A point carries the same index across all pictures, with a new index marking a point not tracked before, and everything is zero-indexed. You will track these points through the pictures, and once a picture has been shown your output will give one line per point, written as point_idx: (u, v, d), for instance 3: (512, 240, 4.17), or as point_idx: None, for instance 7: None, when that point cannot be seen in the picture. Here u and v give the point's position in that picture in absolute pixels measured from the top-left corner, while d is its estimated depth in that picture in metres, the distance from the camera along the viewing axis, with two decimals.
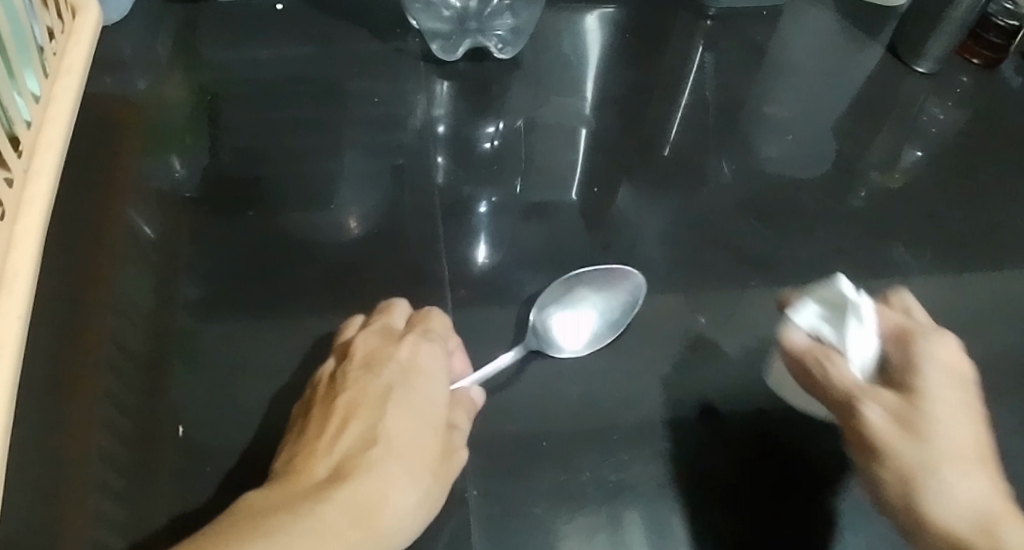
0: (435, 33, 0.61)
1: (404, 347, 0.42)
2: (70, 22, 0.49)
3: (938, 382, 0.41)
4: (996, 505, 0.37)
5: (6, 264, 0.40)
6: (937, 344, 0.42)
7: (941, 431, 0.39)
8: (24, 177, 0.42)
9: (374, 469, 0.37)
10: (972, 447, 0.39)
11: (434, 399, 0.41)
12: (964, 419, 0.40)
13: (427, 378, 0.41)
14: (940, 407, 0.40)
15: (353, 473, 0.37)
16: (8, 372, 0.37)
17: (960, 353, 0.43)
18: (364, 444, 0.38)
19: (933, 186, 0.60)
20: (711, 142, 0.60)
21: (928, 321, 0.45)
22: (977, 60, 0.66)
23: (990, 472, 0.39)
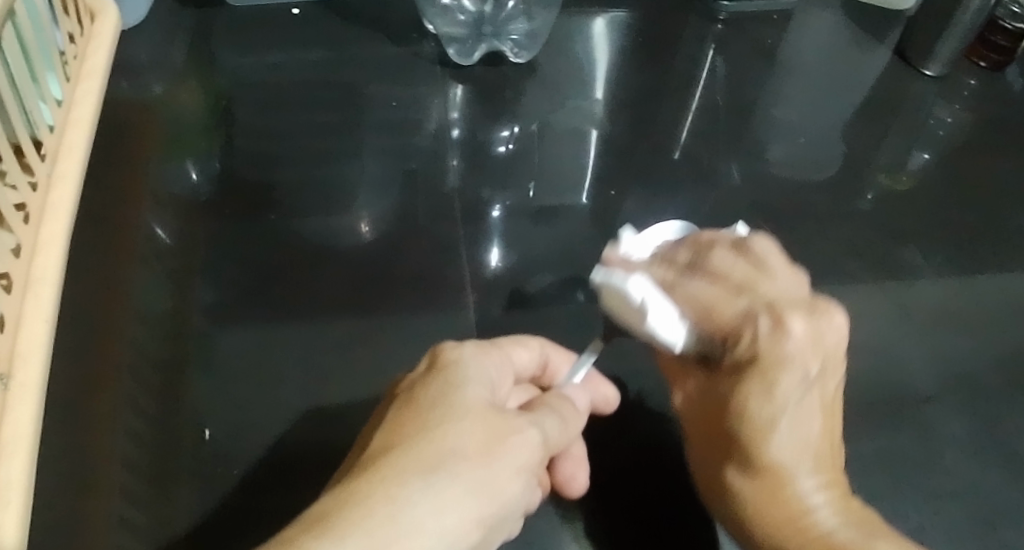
0: (451, 37, 0.62)
1: (476, 344, 0.38)
2: (90, 26, 0.49)
3: (773, 390, 0.39)
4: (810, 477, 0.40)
5: (33, 266, 0.40)
6: (789, 344, 0.39)
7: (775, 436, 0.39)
8: (48, 180, 0.43)
9: (387, 506, 0.30)
10: (802, 446, 0.40)
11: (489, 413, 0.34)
12: (799, 418, 0.39)
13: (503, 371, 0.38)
14: (784, 419, 0.39)
15: (357, 506, 0.30)
16: (36, 375, 0.38)
17: (836, 333, 0.41)
18: (376, 469, 0.31)
19: (942, 188, 0.61)
20: (723, 145, 0.60)
21: (792, 285, 0.42)
22: (984, 63, 0.67)
23: (823, 460, 0.40)
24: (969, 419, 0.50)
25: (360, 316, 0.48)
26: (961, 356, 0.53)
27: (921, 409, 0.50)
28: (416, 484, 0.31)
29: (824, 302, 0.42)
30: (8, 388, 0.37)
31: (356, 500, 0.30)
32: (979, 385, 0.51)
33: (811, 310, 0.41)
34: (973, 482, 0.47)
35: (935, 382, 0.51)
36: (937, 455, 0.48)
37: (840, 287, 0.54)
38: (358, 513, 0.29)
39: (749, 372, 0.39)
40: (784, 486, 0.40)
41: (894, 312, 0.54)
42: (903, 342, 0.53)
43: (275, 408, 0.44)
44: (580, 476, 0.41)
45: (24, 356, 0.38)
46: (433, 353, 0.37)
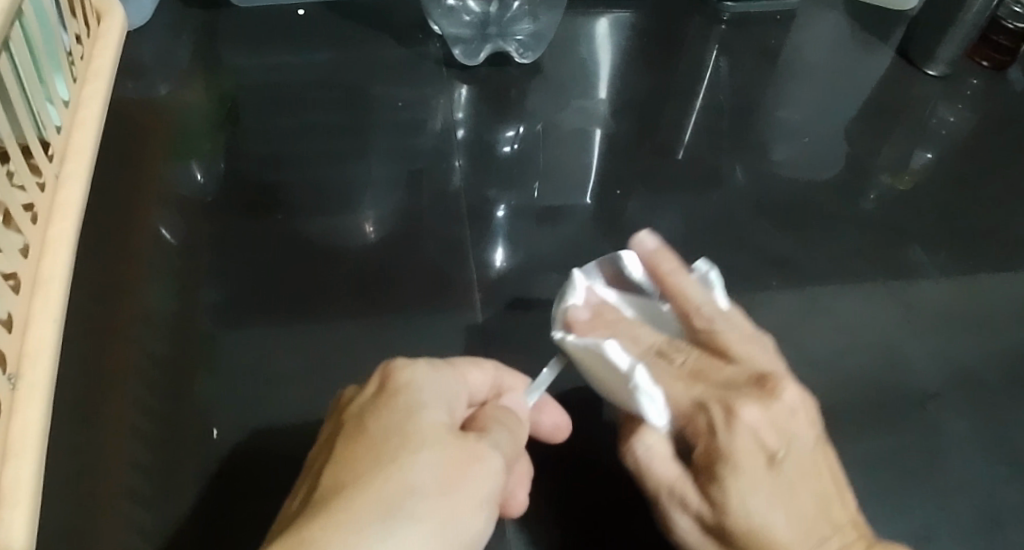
0: (457, 38, 0.62)
1: (431, 365, 0.36)
2: (96, 27, 0.50)
3: (745, 476, 0.37)
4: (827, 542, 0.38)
5: (41, 266, 0.40)
6: (740, 435, 0.38)
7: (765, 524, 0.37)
8: (55, 180, 0.43)
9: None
10: (791, 528, 0.37)
11: (443, 445, 0.32)
12: (777, 502, 0.37)
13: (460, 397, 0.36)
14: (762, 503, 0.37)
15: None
16: (45, 373, 0.38)
17: (794, 405, 0.40)
18: (328, 513, 0.29)
19: (945, 187, 0.61)
20: (727, 145, 0.61)
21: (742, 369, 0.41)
22: (986, 63, 0.67)
23: (825, 528, 0.38)
24: (973, 417, 0.50)
25: (366, 315, 0.48)
26: (964, 354, 0.53)
27: (926, 408, 0.50)
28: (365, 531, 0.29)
29: (777, 374, 0.40)
30: (17, 388, 0.37)
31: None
32: (983, 383, 0.51)
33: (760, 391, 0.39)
34: (977, 480, 0.47)
35: (939, 381, 0.51)
36: (942, 452, 0.48)
37: (844, 286, 0.54)
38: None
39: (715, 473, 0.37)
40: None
41: (899, 311, 0.54)
42: (907, 340, 0.53)
43: (281, 408, 0.44)
44: (519, 494, 0.39)
45: (33, 355, 0.38)
46: (385, 374, 0.36)
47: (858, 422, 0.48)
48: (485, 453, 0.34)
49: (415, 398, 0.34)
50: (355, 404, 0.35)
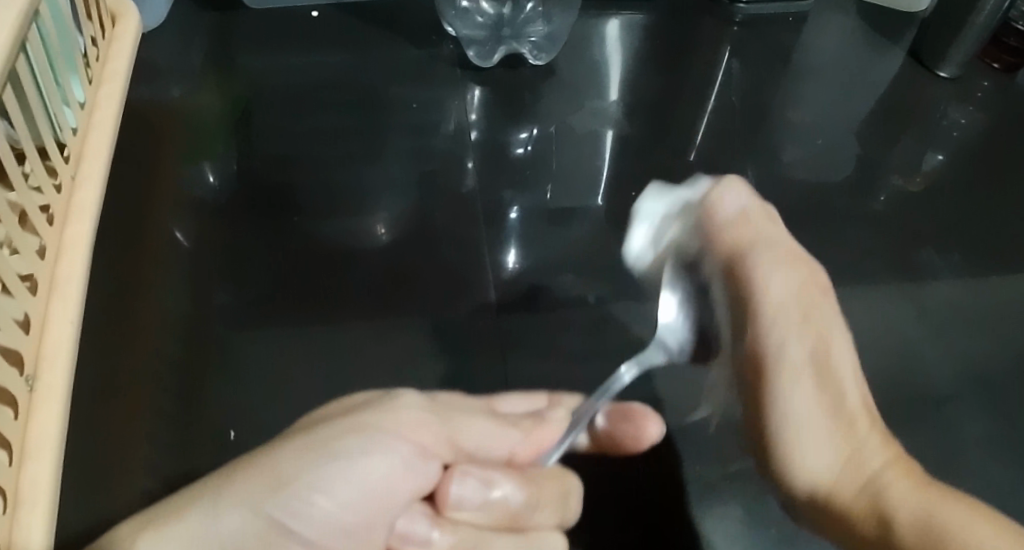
0: (471, 39, 0.62)
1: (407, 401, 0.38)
2: (111, 29, 0.50)
3: (778, 273, 0.48)
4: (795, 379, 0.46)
5: (58, 268, 0.40)
6: (786, 278, 0.48)
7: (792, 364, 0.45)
8: (72, 182, 0.43)
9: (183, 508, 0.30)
10: (813, 381, 0.45)
11: (344, 416, 0.36)
12: (812, 343, 0.47)
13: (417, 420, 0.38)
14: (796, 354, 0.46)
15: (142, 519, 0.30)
16: (62, 373, 0.38)
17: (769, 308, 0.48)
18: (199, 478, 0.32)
19: (957, 188, 0.61)
20: (739, 146, 0.61)
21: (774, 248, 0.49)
22: (997, 65, 0.66)
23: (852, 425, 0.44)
24: (989, 416, 0.50)
25: (382, 316, 0.48)
26: (980, 355, 0.53)
27: (943, 405, 0.50)
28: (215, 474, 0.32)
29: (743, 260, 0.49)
30: (35, 389, 0.37)
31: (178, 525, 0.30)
32: (999, 382, 0.52)
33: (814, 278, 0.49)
34: (995, 478, 0.48)
35: (955, 379, 0.51)
36: (960, 451, 0.48)
37: (859, 288, 0.54)
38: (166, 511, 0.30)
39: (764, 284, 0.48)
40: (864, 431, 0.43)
41: (913, 312, 0.54)
42: (922, 341, 0.53)
43: (296, 408, 0.44)
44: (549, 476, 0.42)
45: (50, 358, 0.38)
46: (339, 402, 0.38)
47: None
48: (389, 411, 0.37)
49: (324, 405, 0.38)
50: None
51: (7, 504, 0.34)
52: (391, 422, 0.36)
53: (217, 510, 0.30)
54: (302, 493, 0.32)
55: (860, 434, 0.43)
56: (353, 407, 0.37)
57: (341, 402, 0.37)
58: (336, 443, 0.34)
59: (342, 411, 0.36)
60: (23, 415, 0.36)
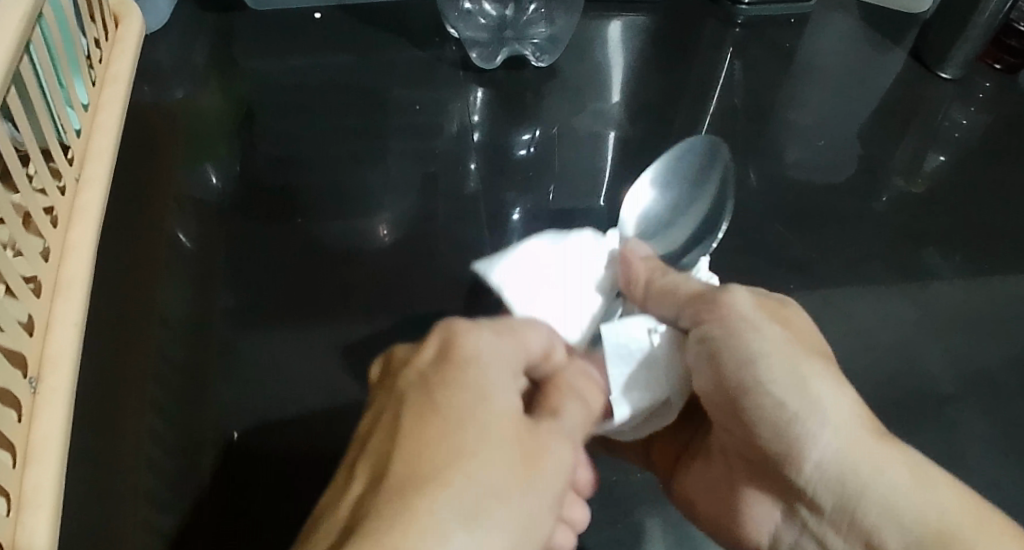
0: (473, 41, 0.62)
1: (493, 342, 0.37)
2: (114, 31, 0.50)
3: (761, 349, 0.40)
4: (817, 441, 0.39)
5: (62, 270, 0.41)
6: (773, 353, 0.40)
7: (826, 437, 0.38)
8: (76, 184, 0.43)
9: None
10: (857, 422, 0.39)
11: (508, 450, 0.34)
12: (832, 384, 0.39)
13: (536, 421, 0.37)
14: (825, 420, 0.38)
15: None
16: (65, 375, 0.38)
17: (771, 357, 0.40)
18: (373, 535, 0.29)
19: (960, 189, 0.61)
20: (741, 147, 0.61)
21: (730, 328, 0.40)
22: (999, 66, 0.67)
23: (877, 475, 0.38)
24: (993, 415, 0.50)
25: (386, 318, 0.48)
26: (983, 354, 0.53)
27: (948, 405, 0.50)
28: (389, 532, 0.30)
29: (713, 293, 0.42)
30: (38, 391, 0.37)
31: None
32: (1003, 381, 0.52)
33: (767, 308, 0.42)
34: (998, 477, 0.48)
35: (959, 379, 0.52)
36: (964, 451, 0.48)
37: (862, 289, 0.55)
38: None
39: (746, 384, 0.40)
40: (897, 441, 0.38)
41: (915, 313, 0.54)
42: (925, 342, 0.53)
43: (299, 409, 0.44)
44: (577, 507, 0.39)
45: (54, 360, 0.38)
46: (445, 338, 0.37)
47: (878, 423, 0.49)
48: (557, 457, 0.36)
49: (475, 413, 0.34)
50: (411, 371, 0.36)
51: (11, 505, 0.34)
52: (556, 464, 0.35)
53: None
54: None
55: (901, 446, 0.38)
56: (515, 435, 0.35)
57: (490, 410, 0.34)
58: (494, 500, 0.32)
59: (497, 434, 0.34)
60: (27, 416, 0.36)
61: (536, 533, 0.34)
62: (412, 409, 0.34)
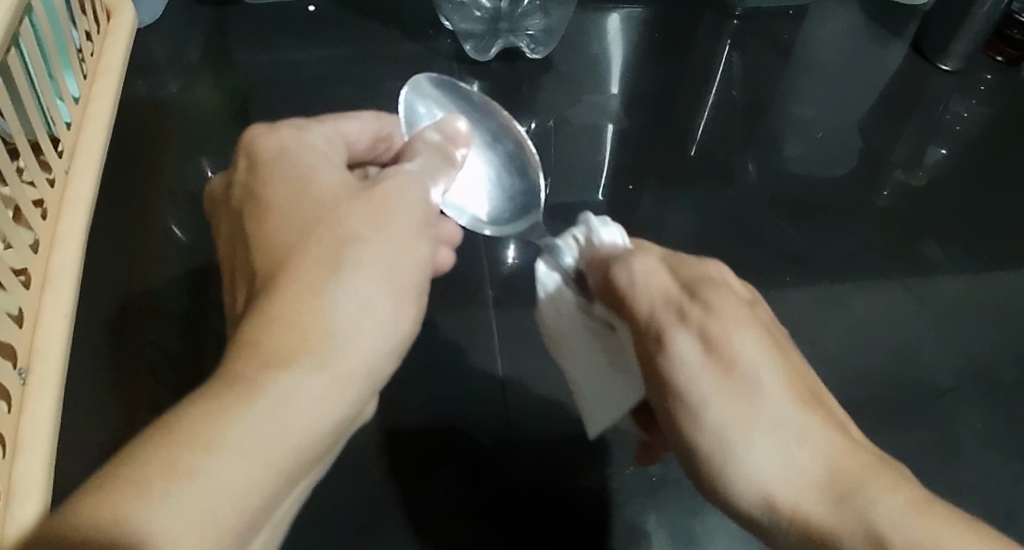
0: (468, 33, 0.62)
1: (289, 128, 0.37)
2: (106, 24, 0.50)
3: (750, 374, 0.33)
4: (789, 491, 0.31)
5: (52, 261, 0.41)
6: (755, 373, 0.33)
7: (797, 465, 0.31)
8: (66, 176, 0.43)
9: (249, 397, 0.27)
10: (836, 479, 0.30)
11: (363, 214, 0.33)
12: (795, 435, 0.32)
13: (390, 211, 0.34)
14: (804, 449, 0.31)
15: (205, 431, 0.26)
16: (54, 368, 0.38)
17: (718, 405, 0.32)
18: (252, 351, 0.29)
19: (960, 181, 0.60)
20: (740, 140, 0.60)
21: (728, 337, 0.33)
22: (1000, 58, 0.66)
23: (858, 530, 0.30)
24: (993, 409, 0.50)
25: None
26: (984, 348, 0.52)
27: (946, 398, 0.50)
28: (262, 363, 0.29)
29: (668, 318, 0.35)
30: (28, 383, 0.37)
31: (210, 428, 0.26)
32: (1003, 374, 0.51)
33: (766, 331, 0.35)
34: (998, 471, 0.47)
35: (958, 373, 0.51)
36: (963, 445, 0.48)
37: (860, 281, 0.54)
38: (222, 427, 0.26)
39: (709, 397, 0.33)
40: (891, 471, 0.31)
41: (915, 307, 0.54)
42: (924, 335, 0.52)
43: None
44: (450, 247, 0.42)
45: (44, 352, 0.38)
46: (247, 146, 0.36)
47: (876, 416, 0.48)
48: (404, 199, 0.35)
49: (312, 184, 0.34)
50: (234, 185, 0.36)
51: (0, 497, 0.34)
52: (399, 213, 0.34)
53: (294, 396, 0.28)
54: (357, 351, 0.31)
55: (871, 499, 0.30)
56: (360, 196, 0.34)
57: (320, 187, 0.34)
58: (365, 281, 0.32)
59: (344, 198, 0.34)
60: (16, 408, 0.36)
61: (416, 284, 0.34)
62: (255, 208, 0.34)
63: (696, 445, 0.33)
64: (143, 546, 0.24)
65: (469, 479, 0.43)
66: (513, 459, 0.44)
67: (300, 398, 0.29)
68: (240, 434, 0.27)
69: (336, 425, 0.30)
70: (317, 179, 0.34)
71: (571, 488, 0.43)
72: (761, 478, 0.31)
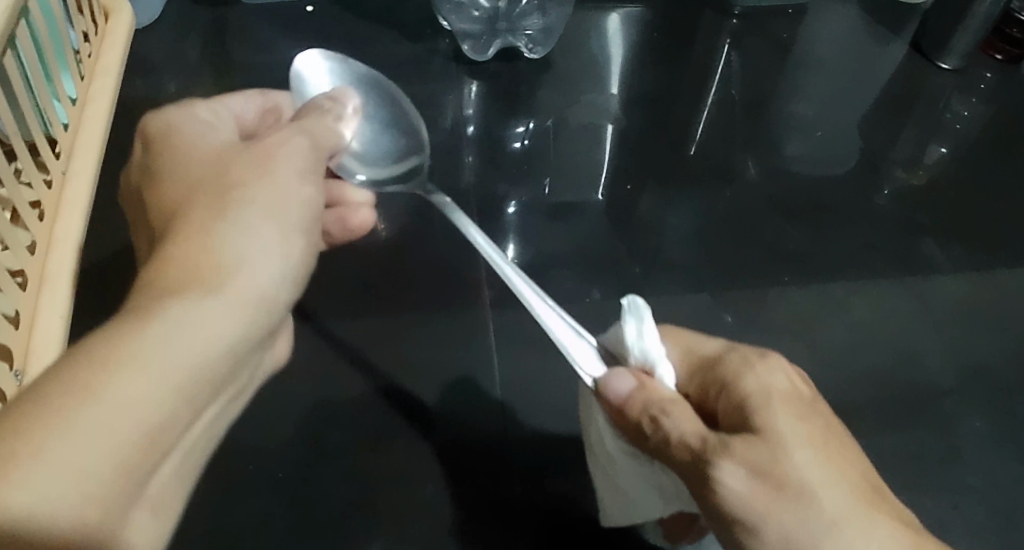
0: (466, 34, 0.62)
1: (179, 108, 0.40)
2: (104, 25, 0.50)
3: (785, 419, 0.31)
4: (859, 527, 0.29)
5: (48, 263, 0.41)
6: (784, 417, 0.31)
7: (821, 503, 0.29)
8: (63, 178, 0.43)
9: (146, 318, 0.30)
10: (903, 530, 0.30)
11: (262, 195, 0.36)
12: (859, 484, 0.30)
13: (280, 160, 0.37)
14: (806, 461, 0.30)
15: (106, 352, 0.28)
16: (51, 368, 0.38)
17: (800, 453, 0.30)
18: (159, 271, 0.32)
19: (960, 180, 0.60)
20: (739, 139, 0.60)
21: (763, 383, 0.33)
22: (1000, 56, 0.65)
23: None
24: (994, 408, 0.49)
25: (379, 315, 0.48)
26: (984, 347, 0.52)
27: (946, 399, 0.50)
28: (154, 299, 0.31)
29: (735, 375, 0.34)
30: (25, 384, 0.37)
31: (113, 354, 0.28)
32: (1002, 374, 0.51)
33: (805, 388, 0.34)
34: (999, 471, 0.47)
35: (957, 373, 0.51)
36: (962, 445, 0.48)
37: (859, 280, 0.54)
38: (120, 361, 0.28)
39: (733, 438, 0.31)
40: (902, 533, 0.30)
41: (915, 306, 0.54)
42: (925, 335, 0.52)
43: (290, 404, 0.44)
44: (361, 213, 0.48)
45: (40, 353, 0.38)
46: (144, 128, 0.40)
47: (876, 416, 0.48)
48: (291, 152, 0.37)
49: (234, 157, 0.37)
50: (132, 164, 0.40)
51: None
52: (271, 164, 0.36)
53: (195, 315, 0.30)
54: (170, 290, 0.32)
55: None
56: (247, 154, 0.37)
57: (203, 148, 0.37)
58: (261, 222, 0.35)
59: (236, 156, 0.37)
60: None
61: (304, 229, 0.37)
62: (159, 141, 0.38)
63: (723, 503, 0.30)
64: (20, 493, 0.24)
65: (467, 483, 0.42)
66: (509, 460, 0.43)
67: (203, 320, 0.31)
68: (152, 353, 0.29)
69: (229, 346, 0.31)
70: (192, 154, 0.37)
71: (568, 490, 0.43)
72: (779, 524, 0.29)
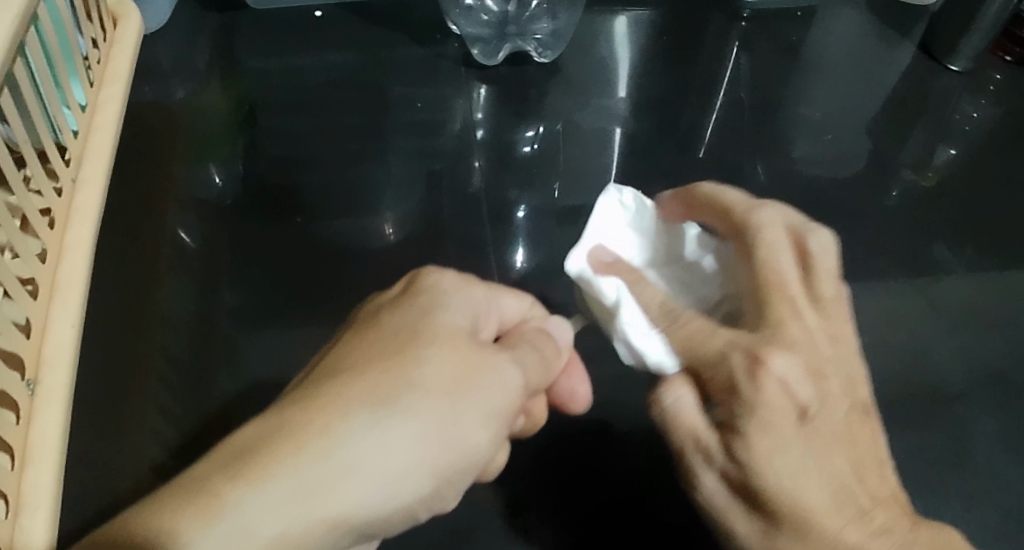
0: (476, 38, 0.62)
1: (461, 276, 0.38)
2: (112, 31, 0.50)
3: (771, 437, 0.35)
4: (832, 519, 0.35)
5: (59, 270, 0.40)
6: (772, 431, 0.35)
7: (830, 528, 0.35)
8: (74, 185, 0.43)
9: (321, 444, 0.29)
10: (843, 480, 0.36)
11: (446, 360, 0.33)
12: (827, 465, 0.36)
13: (483, 381, 0.33)
14: (791, 461, 0.35)
15: (273, 455, 0.29)
16: (62, 376, 0.38)
17: (789, 446, 0.35)
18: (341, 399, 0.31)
19: (970, 182, 0.60)
20: (748, 142, 0.60)
21: (801, 341, 0.38)
22: (1009, 58, 0.65)
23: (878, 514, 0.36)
24: (1007, 411, 0.49)
25: None
26: (996, 350, 0.52)
27: (959, 402, 0.49)
28: (339, 407, 0.31)
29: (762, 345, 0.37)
30: (36, 393, 0.37)
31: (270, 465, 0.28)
32: (1014, 376, 0.51)
33: (815, 369, 0.38)
34: (1013, 474, 0.47)
35: (970, 376, 0.50)
36: (976, 448, 0.47)
37: (871, 283, 0.54)
38: (261, 467, 0.28)
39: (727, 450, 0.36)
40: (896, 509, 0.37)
41: (926, 309, 0.53)
42: (937, 337, 0.52)
43: None
44: (580, 391, 0.40)
45: (51, 362, 0.38)
46: (412, 280, 0.37)
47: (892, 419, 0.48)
48: (497, 381, 0.34)
49: (466, 353, 0.34)
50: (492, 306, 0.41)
51: (9, 508, 0.34)
52: (482, 389, 0.33)
53: (377, 454, 0.30)
54: (425, 415, 0.32)
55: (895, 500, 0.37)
56: (463, 353, 0.33)
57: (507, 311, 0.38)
58: (425, 423, 0.32)
59: (461, 351, 0.34)
60: (24, 420, 0.36)
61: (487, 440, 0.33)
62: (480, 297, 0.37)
63: (703, 497, 0.37)
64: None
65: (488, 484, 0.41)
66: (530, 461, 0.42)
67: (368, 468, 0.30)
68: (309, 477, 0.29)
69: (405, 508, 0.32)
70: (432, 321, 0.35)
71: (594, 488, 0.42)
72: (746, 528, 0.37)
